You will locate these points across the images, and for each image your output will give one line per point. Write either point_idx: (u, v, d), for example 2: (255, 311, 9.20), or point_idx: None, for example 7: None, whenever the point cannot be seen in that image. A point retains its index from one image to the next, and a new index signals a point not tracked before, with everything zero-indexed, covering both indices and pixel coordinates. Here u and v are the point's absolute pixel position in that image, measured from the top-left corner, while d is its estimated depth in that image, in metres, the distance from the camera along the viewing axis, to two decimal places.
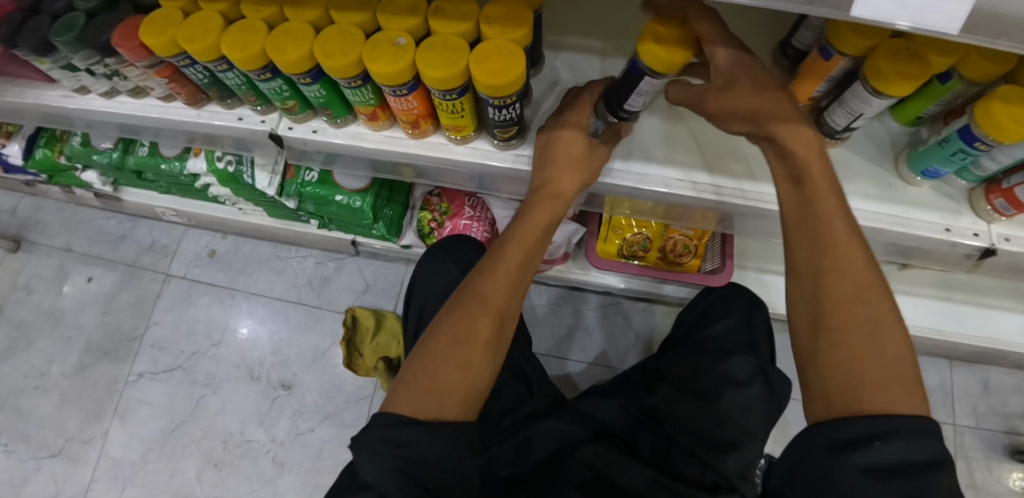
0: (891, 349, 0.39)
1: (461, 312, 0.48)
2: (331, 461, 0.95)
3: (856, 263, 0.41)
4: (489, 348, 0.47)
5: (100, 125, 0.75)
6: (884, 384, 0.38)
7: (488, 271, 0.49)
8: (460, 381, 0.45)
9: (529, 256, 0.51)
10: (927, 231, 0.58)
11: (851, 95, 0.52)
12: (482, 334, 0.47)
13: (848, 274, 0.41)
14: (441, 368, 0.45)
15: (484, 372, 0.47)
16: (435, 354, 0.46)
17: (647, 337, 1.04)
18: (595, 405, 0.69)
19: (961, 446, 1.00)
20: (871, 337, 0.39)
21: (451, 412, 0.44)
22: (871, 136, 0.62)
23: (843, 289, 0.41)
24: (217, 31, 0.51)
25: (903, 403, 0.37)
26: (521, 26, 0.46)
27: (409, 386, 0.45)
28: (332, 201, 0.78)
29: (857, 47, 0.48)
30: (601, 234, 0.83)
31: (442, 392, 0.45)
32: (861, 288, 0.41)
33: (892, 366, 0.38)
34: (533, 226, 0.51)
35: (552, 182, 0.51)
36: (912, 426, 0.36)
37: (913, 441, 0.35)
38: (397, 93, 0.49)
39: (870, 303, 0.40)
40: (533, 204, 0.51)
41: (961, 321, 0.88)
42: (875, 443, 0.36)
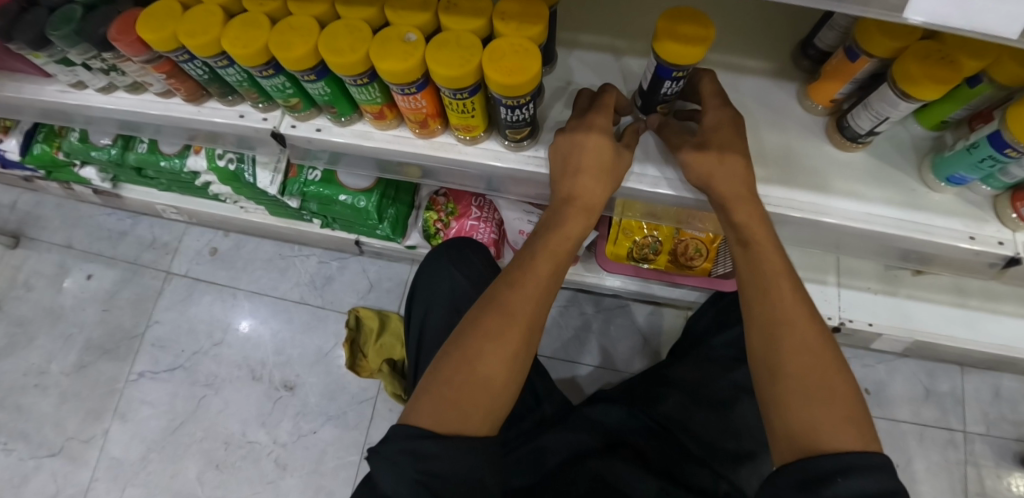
0: (839, 394, 0.41)
1: (487, 321, 0.47)
2: (334, 463, 0.94)
3: (803, 317, 0.45)
4: (514, 359, 0.46)
5: (98, 121, 0.73)
6: (843, 425, 0.39)
7: (516, 282, 0.49)
8: (486, 391, 0.44)
9: (557, 272, 0.52)
10: (950, 239, 0.56)
11: (877, 97, 0.50)
12: (507, 346, 0.46)
13: (801, 325, 0.44)
14: (463, 379, 0.45)
15: (513, 385, 0.46)
16: (460, 362, 0.45)
17: (655, 340, 1.02)
18: (601, 409, 0.68)
19: (971, 454, 0.98)
20: (824, 382, 0.42)
21: (475, 427, 0.43)
22: (893, 140, 0.60)
23: (793, 339, 0.44)
24: (219, 24, 0.49)
25: (856, 441, 0.39)
26: (537, 23, 0.44)
27: (433, 396, 0.44)
28: (336, 200, 0.76)
29: (884, 48, 0.47)
30: (612, 237, 0.81)
31: (468, 401, 0.44)
32: (810, 339, 0.43)
33: (841, 408, 0.40)
34: (563, 237, 0.52)
35: (580, 192, 0.51)
36: (869, 461, 0.37)
37: (870, 475, 0.36)
38: (406, 92, 0.47)
39: (821, 351, 0.43)
40: (562, 217, 0.52)
41: (975, 328, 0.86)
42: (839, 479, 0.36)
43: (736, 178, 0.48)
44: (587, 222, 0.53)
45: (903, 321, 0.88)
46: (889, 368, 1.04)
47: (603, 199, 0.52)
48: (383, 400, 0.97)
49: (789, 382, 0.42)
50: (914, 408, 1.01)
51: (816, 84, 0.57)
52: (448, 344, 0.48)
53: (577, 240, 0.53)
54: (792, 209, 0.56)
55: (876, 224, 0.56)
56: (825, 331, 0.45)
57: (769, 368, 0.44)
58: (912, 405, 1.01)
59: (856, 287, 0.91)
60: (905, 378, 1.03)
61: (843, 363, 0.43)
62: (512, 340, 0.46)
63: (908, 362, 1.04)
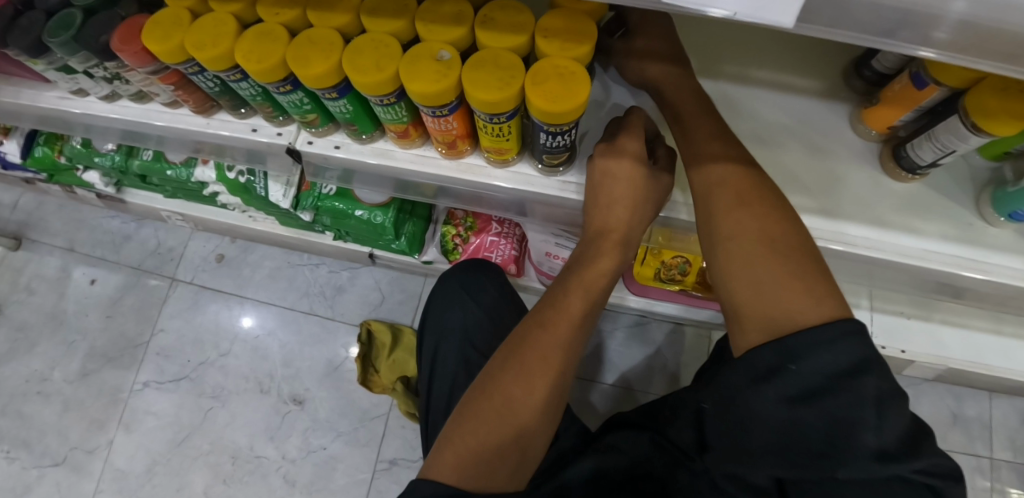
0: (793, 262, 0.38)
1: (521, 367, 0.43)
2: (344, 481, 0.91)
3: (749, 195, 0.42)
4: (544, 407, 0.43)
5: (100, 130, 0.69)
6: (795, 296, 0.36)
7: (547, 323, 0.46)
8: (514, 445, 0.41)
9: (591, 307, 0.48)
10: (1011, 278, 0.51)
11: (945, 129, 0.46)
12: (540, 393, 0.42)
13: (751, 213, 0.41)
14: (489, 427, 0.41)
15: (542, 439, 0.43)
16: (486, 412, 0.42)
17: (676, 359, 0.99)
18: (623, 436, 0.65)
19: (998, 481, 0.95)
20: (774, 257, 0.38)
21: (501, 483, 0.40)
22: (948, 169, 0.56)
23: (738, 218, 0.41)
24: (231, 36, 0.45)
25: (821, 313, 0.35)
26: (584, 42, 0.40)
27: (455, 446, 0.41)
28: (351, 215, 0.73)
29: (958, 78, 0.42)
30: (639, 258, 0.76)
31: (494, 460, 0.40)
32: (763, 225, 0.40)
33: (799, 282, 0.37)
34: (596, 273, 0.48)
35: (614, 224, 0.48)
36: (821, 335, 0.33)
37: (837, 346, 0.33)
38: (437, 114, 0.43)
39: (772, 226, 0.40)
40: (596, 250, 0.49)
41: (1011, 356, 0.82)
42: (790, 367, 0.34)
43: (692, 107, 0.47)
44: (620, 257, 0.50)
45: (936, 348, 0.84)
46: (916, 392, 1.00)
47: (638, 231, 0.49)
48: (395, 417, 0.94)
49: (744, 274, 0.39)
50: (941, 432, 0.98)
51: (872, 107, 0.53)
52: (473, 387, 0.45)
53: (610, 274, 0.49)
54: (839, 239, 0.52)
55: (930, 261, 0.52)
56: (781, 210, 0.41)
57: (722, 260, 0.41)
58: (939, 430, 0.98)
59: (889, 312, 0.86)
60: (931, 402, 1.00)
61: (804, 236, 0.40)
62: (542, 385, 0.43)
63: (935, 385, 1.00)
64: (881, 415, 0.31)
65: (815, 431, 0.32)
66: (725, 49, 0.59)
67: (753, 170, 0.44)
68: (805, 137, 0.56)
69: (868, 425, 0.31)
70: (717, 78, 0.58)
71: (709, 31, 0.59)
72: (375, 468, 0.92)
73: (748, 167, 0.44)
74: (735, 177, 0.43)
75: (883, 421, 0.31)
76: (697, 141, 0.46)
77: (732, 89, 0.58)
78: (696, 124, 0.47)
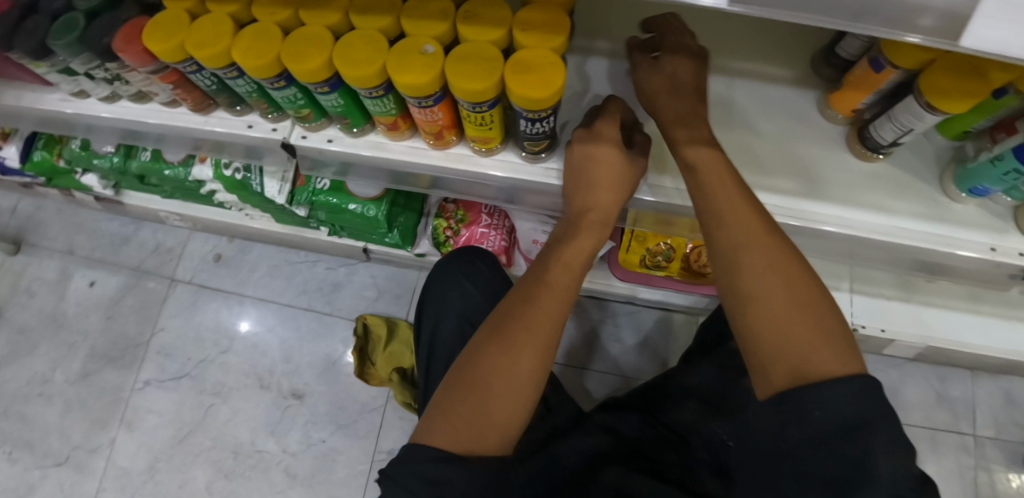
0: (814, 310, 0.37)
1: (507, 338, 0.45)
2: (344, 472, 0.93)
3: (767, 237, 0.40)
4: (531, 375, 0.45)
5: (102, 130, 0.71)
6: (818, 345, 0.35)
7: (531, 296, 0.48)
8: (502, 413, 0.43)
9: (574, 284, 0.50)
10: (973, 251, 0.54)
11: (903, 109, 0.48)
12: (527, 364, 0.45)
13: (766, 250, 0.39)
14: (476, 396, 0.44)
15: (528, 407, 0.46)
16: (474, 381, 0.44)
17: (668, 346, 1.01)
18: (612, 416, 0.73)
19: (982, 458, 0.97)
20: (797, 303, 0.37)
21: (488, 445, 0.42)
22: (913, 148, 0.59)
23: (759, 261, 0.39)
24: (228, 35, 0.47)
25: (839, 361, 0.34)
26: (560, 34, 0.42)
27: (445, 415, 0.43)
28: (345, 210, 0.75)
29: (913, 60, 0.45)
30: (625, 245, 0.79)
31: (485, 425, 0.42)
32: (778, 263, 0.39)
33: (821, 336, 0.35)
34: (577, 250, 0.50)
35: (595, 206, 0.50)
36: (847, 385, 0.32)
37: (861, 396, 0.32)
38: (423, 105, 0.46)
39: (794, 272, 0.38)
40: (576, 229, 0.51)
41: (989, 335, 0.85)
42: (813, 412, 0.32)
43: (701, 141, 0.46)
44: (602, 234, 0.52)
45: (917, 328, 0.87)
46: (901, 373, 1.03)
47: (618, 211, 0.51)
48: (393, 408, 0.96)
49: (761, 312, 0.37)
50: (926, 412, 1.01)
51: (837, 93, 0.56)
52: (462, 357, 0.47)
53: (591, 251, 0.51)
54: (811, 220, 0.55)
55: (901, 237, 0.54)
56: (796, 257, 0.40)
57: (740, 306, 0.39)
58: (924, 410, 1.00)
59: (871, 295, 0.89)
60: (916, 383, 1.02)
61: (819, 285, 0.39)
62: (528, 357, 0.45)
63: (918, 366, 1.03)
64: (896, 460, 0.30)
65: (834, 475, 0.31)
66: (702, 39, 0.62)
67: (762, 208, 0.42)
68: (778, 123, 0.59)
69: (884, 469, 0.29)
70: None
71: (686, 22, 0.62)
72: (374, 459, 0.94)
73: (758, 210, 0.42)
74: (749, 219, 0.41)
75: (898, 467, 0.29)
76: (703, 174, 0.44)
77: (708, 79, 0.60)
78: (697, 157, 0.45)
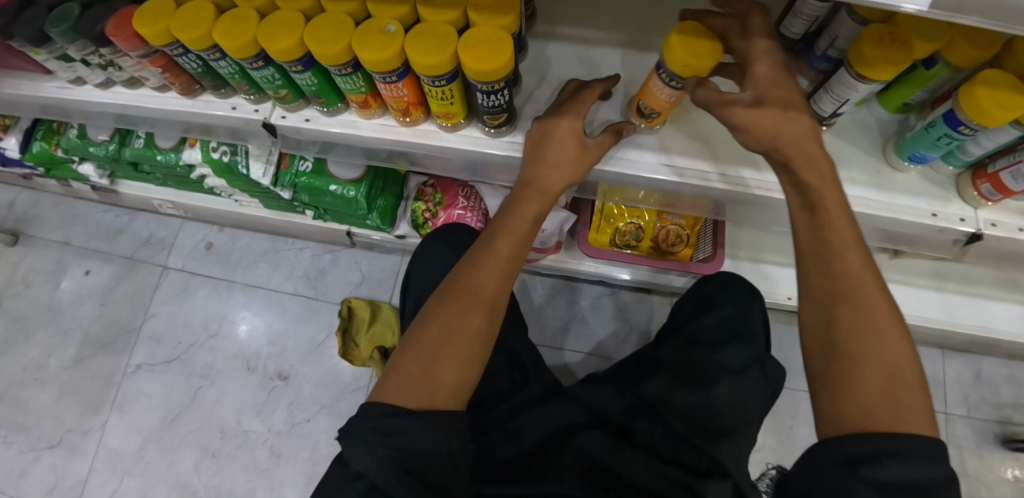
0: (897, 376, 0.39)
1: (456, 303, 0.49)
2: (328, 450, 0.96)
3: (875, 303, 0.41)
4: (477, 334, 0.49)
5: (97, 116, 0.75)
6: (896, 410, 0.38)
7: (478, 262, 0.52)
8: (451, 370, 0.47)
9: (517, 250, 0.53)
10: (914, 216, 0.56)
11: (836, 81, 0.52)
12: (473, 326, 0.49)
13: (871, 307, 0.41)
14: (428, 354, 0.47)
15: (473, 364, 0.49)
16: (429, 343, 0.48)
17: (643, 327, 1.05)
18: (591, 390, 0.70)
19: (954, 436, 0.98)
20: (883, 366, 0.39)
21: (439, 400, 0.46)
22: (857, 123, 0.61)
23: (858, 324, 0.41)
24: (210, 19, 0.51)
25: (914, 424, 0.37)
26: (509, 13, 0.47)
27: (398, 374, 0.47)
28: (327, 191, 0.79)
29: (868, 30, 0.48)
30: (594, 225, 0.83)
31: (431, 381, 0.46)
32: (874, 323, 0.41)
33: (903, 402, 0.38)
34: (520, 220, 0.53)
35: (540, 178, 0.54)
36: (921, 446, 0.36)
37: (927, 461, 0.35)
38: (387, 80, 0.50)
39: (886, 339, 0.40)
40: (519, 199, 0.54)
41: (950, 310, 0.87)
42: (886, 460, 0.36)
43: (804, 138, 0.43)
44: (544, 203, 0.54)
45: None
46: None
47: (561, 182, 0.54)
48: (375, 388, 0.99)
49: (852, 366, 0.40)
50: None
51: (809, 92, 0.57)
52: (417, 320, 0.51)
53: (536, 217, 0.54)
54: (773, 190, 0.56)
55: None
56: (897, 325, 0.41)
57: (833, 359, 0.41)
58: None
59: None
60: None
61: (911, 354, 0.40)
62: (474, 317, 0.49)
63: None
64: None
65: None
66: (655, 23, 0.65)
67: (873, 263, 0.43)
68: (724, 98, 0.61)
69: None
70: (645, 49, 0.64)
71: (639, 9, 0.66)
72: None
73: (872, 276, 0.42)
74: (862, 278, 0.42)
75: None
76: (828, 204, 0.43)
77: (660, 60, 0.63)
78: (807, 171, 0.43)
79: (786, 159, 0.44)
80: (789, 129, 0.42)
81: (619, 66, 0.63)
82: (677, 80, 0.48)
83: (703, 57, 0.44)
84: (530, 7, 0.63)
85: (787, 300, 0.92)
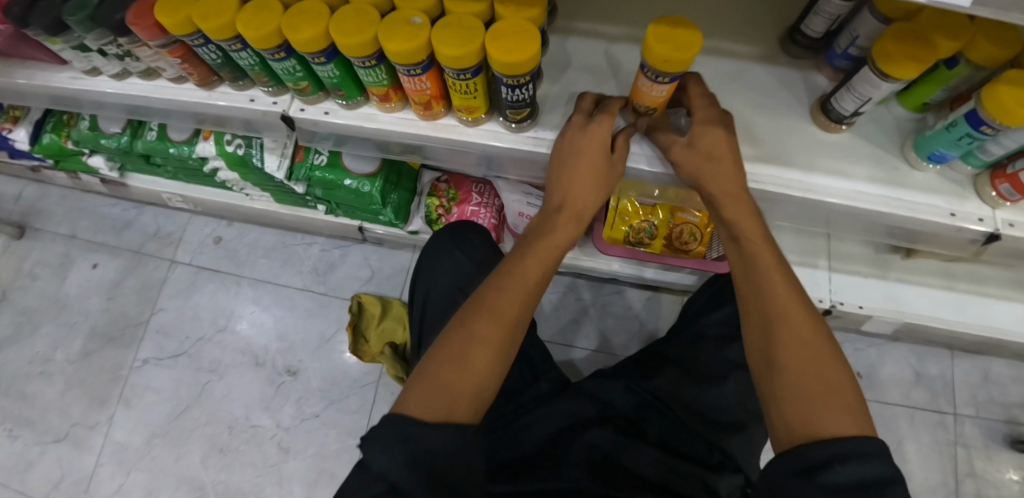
0: (834, 385, 0.41)
1: (475, 316, 0.49)
2: (337, 445, 0.96)
3: (803, 319, 0.44)
4: (501, 348, 0.48)
5: (111, 107, 0.75)
6: (833, 415, 0.39)
7: (502, 277, 0.52)
8: (474, 383, 0.46)
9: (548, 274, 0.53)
10: (930, 214, 0.56)
11: (859, 79, 0.51)
12: (493, 338, 0.47)
13: (798, 323, 0.44)
14: (449, 366, 0.46)
15: (494, 378, 0.47)
16: (452, 355, 0.47)
17: (652, 325, 1.05)
18: (601, 384, 0.69)
19: (962, 436, 0.99)
20: (816, 375, 0.41)
21: (459, 413, 0.44)
22: (877, 120, 0.61)
23: (790, 338, 0.43)
24: (232, 9, 0.51)
25: (852, 428, 0.38)
26: (535, 7, 0.47)
27: (420, 387, 0.45)
28: (341, 185, 0.79)
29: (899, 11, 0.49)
30: (608, 221, 0.82)
31: (455, 391, 0.45)
32: (805, 334, 0.44)
33: (842, 409, 0.39)
34: (553, 243, 0.53)
35: (572, 199, 0.54)
36: (861, 448, 0.36)
37: (873, 463, 0.36)
38: (411, 73, 0.50)
39: (818, 352, 0.43)
40: (552, 222, 0.54)
41: (962, 310, 0.87)
42: (835, 465, 0.36)
43: (725, 177, 0.50)
44: (576, 230, 0.55)
45: (891, 304, 0.89)
46: (880, 352, 1.05)
47: (590, 203, 0.54)
48: (384, 384, 0.99)
49: (791, 379, 0.42)
50: (904, 390, 1.02)
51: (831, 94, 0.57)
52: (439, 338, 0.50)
53: (566, 245, 0.55)
54: (792, 187, 0.57)
55: (859, 201, 0.57)
56: (827, 339, 0.44)
57: (774, 379, 0.43)
58: (902, 389, 1.02)
59: (846, 270, 0.92)
60: (895, 361, 1.04)
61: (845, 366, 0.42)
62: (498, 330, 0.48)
63: (899, 346, 1.05)
64: None
65: None
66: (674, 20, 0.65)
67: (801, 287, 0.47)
68: (742, 94, 0.61)
69: None
70: None
71: (658, 6, 0.66)
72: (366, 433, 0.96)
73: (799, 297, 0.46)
74: (791, 298, 0.45)
75: None
76: (744, 231, 0.50)
77: None
78: (732, 207, 0.50)
79: (714, 196, 0.50)
80: (726, 154, 0.49)
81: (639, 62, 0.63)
82: (661, 76, 0.47)
83: (686, 50, 0.43)
84: (550, 2, 0.63)
85: None
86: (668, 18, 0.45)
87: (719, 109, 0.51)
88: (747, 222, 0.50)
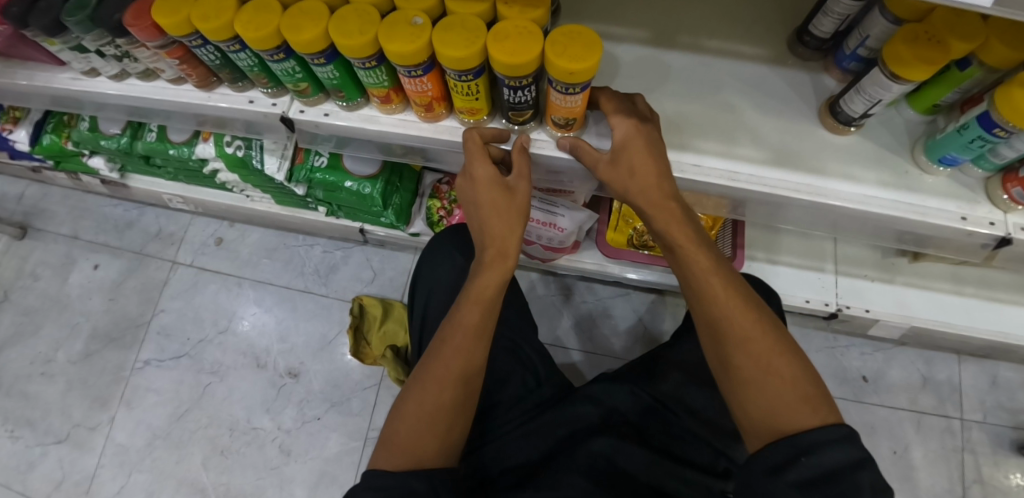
0: (784, 373, 0.43)
1: (427, 377, 0.51)
2: (337, 448, 0.95)
3: (748, 317, 0.46)
4: (451, 402, 0.49)
5: (110, 108, 0.74)
6: (791, 410, 0.41)
7: (445, 336, 0.53)
8: (432, 438, 0.47)
9: (489, 314, 0.54)
10: (941, 218, 0.55)
11: (869, 81, 0.50)
12: (445, 398, 0.49)
13: (742, 320, 0.45)
14: (410, 424, 0.48)
15: (454, 428, 0.49)
16: (406, 415, 0.49)
17: (656, 328, 1.04)
18: (603, 387, 0.67)
19: (969, 441, 0.97)
20: (768, 370, 0.43)
21: (429, 460, 0.46)
22: (885, 123, 0.60)
23: (739, 338, 0.45)
24: (232, 9, 0.50)
25: (814, 418, 0.41)
26: (539, 7, 0.46)
27: (387, 447, 0.48)
28: (342, 187, 0.78)
29: (909, 10, 0.48)
30: (612, 225, 0.85)
31: (414, 445, 0.47)
32: (753, 330, 0.45)
33: (800, 401, 0.42)
34: (483, 286, 0.54)
35: (493, 238, 0.54)
36: (825, 435, 0.39)
37: (836, 449, 0.38)
38: (412, 74, 0.49)
39: (767, 346, 0.44)
40: (481, 266, 0.54)
41: (970, 315, 0.86)
42: (802, 458, 0.38)
43: (648, 187, 0.50)
44: (506, 266, 0.54)
45: (899, 308, 0.88)
46: (887, 356, 1.04)
47: (516, 242, 0.55)
48: (386, 387, 0.98)
49: (749, 380, 0.44)
50: (911, 395, 1.01)
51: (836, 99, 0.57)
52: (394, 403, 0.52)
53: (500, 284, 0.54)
54: (802, 192, 0.56)
55: (870, 205, 0.55)
56: (773, 326, 0.46)
57: (733, 384, 0.45)
58: (909, 394, 1.01)
59: (853, 274, 0.91)
60: (902, 365, 1.03)
61: (797, 353, 0.45)
62: (444, 387, 0.50)
63: (906, 350, 1.04)
64: None
65: None
66: (680, 21, 0.64)
67: (735, 277, 0.49)
68: (748, 97, 0.60)
69: None
70: (671, 48, 0.63)
71: (663, 7, 0.65)
72: (366, 436, 0.96)
73: (741, 292, 0.48)
74: (731, 296, 0.47)
75: None
76: (676, 234, 0.50)
77: (685, 59, 0.62)
78: (660, 215, 0.50)
79: (644, 203, 0.51)
80: (651, 161, 0.49)
81: (643, 64, 0.62)
82: (571, 87, 0.45)
83: (586, 57, 0.42)
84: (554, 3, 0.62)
85: (804, 303, 0.90)
86: (567, 28, 0.44)
87: (627, 111, 0.51)
88: (676, 227, 0.50)
